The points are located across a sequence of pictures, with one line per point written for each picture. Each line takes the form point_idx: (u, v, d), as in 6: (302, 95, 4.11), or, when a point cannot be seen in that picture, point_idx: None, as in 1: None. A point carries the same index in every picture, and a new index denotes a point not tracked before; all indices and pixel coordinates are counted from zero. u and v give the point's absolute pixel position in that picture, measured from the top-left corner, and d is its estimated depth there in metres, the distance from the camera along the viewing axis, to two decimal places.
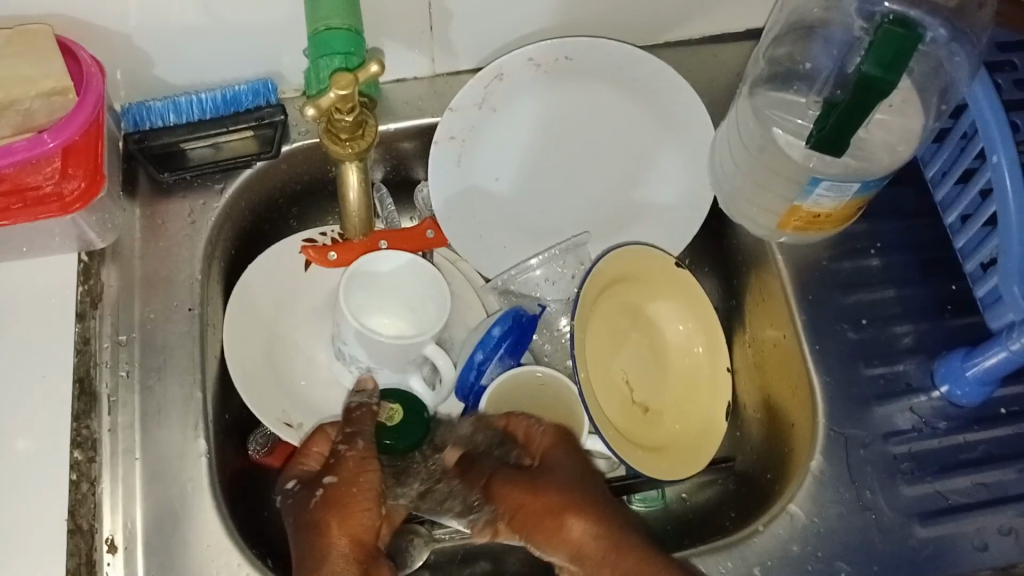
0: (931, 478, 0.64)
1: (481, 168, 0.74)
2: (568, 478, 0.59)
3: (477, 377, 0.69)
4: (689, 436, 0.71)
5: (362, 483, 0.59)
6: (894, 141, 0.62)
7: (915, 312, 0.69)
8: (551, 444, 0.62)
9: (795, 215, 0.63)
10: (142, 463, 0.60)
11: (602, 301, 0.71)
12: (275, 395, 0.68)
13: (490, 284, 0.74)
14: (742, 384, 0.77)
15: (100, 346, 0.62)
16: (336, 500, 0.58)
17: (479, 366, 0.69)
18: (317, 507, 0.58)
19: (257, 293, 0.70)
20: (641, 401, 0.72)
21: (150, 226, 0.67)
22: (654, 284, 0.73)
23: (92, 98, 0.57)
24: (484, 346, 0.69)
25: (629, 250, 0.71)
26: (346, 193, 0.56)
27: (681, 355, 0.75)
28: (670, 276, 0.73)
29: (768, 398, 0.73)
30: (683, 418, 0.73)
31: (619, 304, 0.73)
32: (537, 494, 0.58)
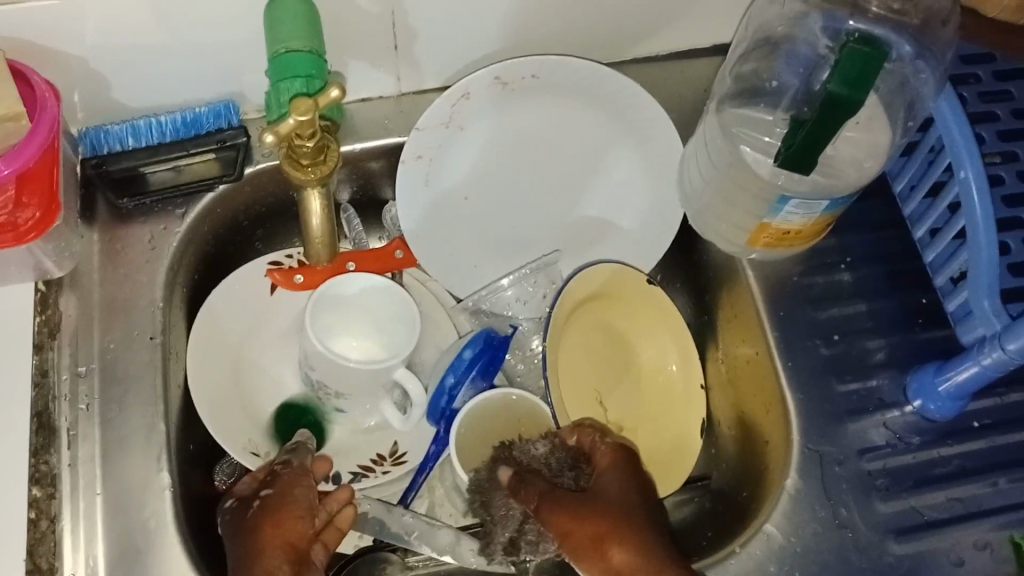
0: (906, 494, 0.64)
1: (449, 187, 0.73)
2: (618, 502, 0.58)
3: (448, 402, 0.69)
4: (664, 454, 0.71)
5: (297, 498, 0.59)
6: (859, 157, 0.61)
7: (886, 326, 0.69)
8: (609, 464, 0.61)
9: (765, 231, 0.63)
10: (103, 498, 0.58)
11: (572, 319, 0.71)
12: (241, 423, 0.66)
13: (461, 304, 0.74)
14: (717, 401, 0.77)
15: (58, 378, 0.60)
16: (276, 510, 0.58)
17: (450, 391, 0.69)
18: (255, 514, 0.58)
19: (222, 319, 0.69)
20: (615, 420, 0.72)
21: (109, 252, 0.65)
22: (626, 301, 0.73)
23: (46, 123, 0.55)
24: (455, 369, 0.69)
25: (601, 268, 0.70)
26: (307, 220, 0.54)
27: (654, 373, 0.74)
28: (645, 295, 0.72)
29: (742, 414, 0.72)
30: (658, 436, 0.72)
31: (590, 322, 0.72)
32: (583, 518, 0.56)
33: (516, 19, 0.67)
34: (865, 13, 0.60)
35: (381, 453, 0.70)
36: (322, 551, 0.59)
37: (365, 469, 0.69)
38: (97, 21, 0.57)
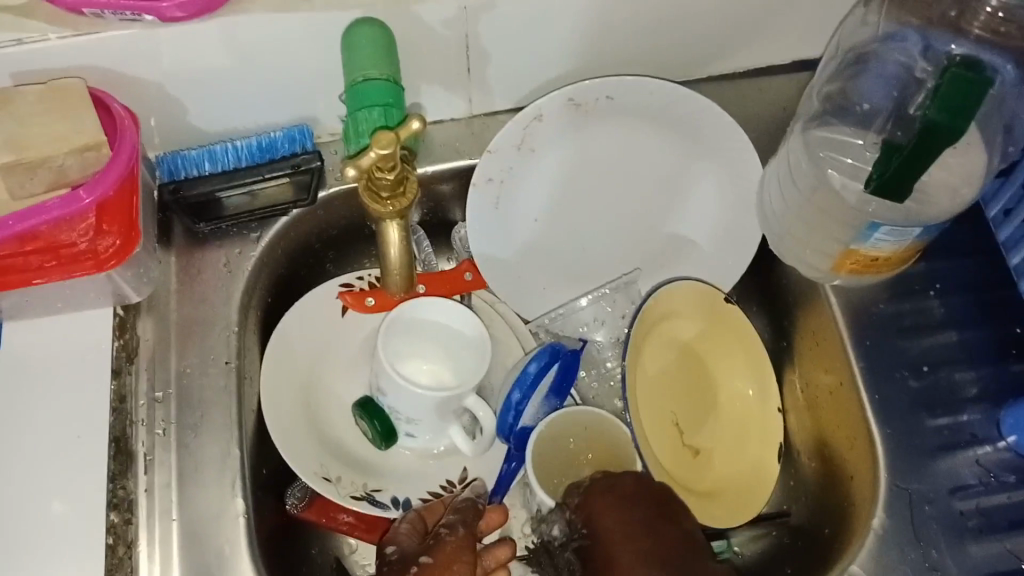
0: (1000, 536, 0.61)
1: (521, 210, 0.72)
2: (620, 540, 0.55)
3: (515, 419, 0.66)
4: (742, 481, 0.68)
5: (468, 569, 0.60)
6: (954, 183, 0.59)
7: (978, 357, 0.66)
8: (606, 512, 0.57)
9: (851, 257, 0.60)
10: (178, 523, 0.58)
11: (647, 340, 0.69)
12: (313, 448, 0.66)
13: (531, 323, 0.75)
14: (793, 428, 0.74)
15: (135, 404, 0.60)
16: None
17: (517, 407, 0.66)
18: None
19: (295, 341, 0.69)
20: (690, 442, 0.70)
21: (185, 276, 0.65)
22: (697, 320, 0.71)
23: (127, 152, 0.55)
24: (521, 385, 0.66)
25: (671, 288, 0.69)
26: (386, 250, 0.54)
27: (729, 397, 0.71)
28: (721, 315, 0.70)
29: (823, 442, 0.70)
30: (735, 460, 0.69)
31: (664, 342, 0.70)
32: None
33: (591, 40, 0.65)
34: (967, 36, 0.57)
35: (450, 480, 0.68)
36: None
37: (435, 495, 0.67)
38: (176, 49, 0.57)
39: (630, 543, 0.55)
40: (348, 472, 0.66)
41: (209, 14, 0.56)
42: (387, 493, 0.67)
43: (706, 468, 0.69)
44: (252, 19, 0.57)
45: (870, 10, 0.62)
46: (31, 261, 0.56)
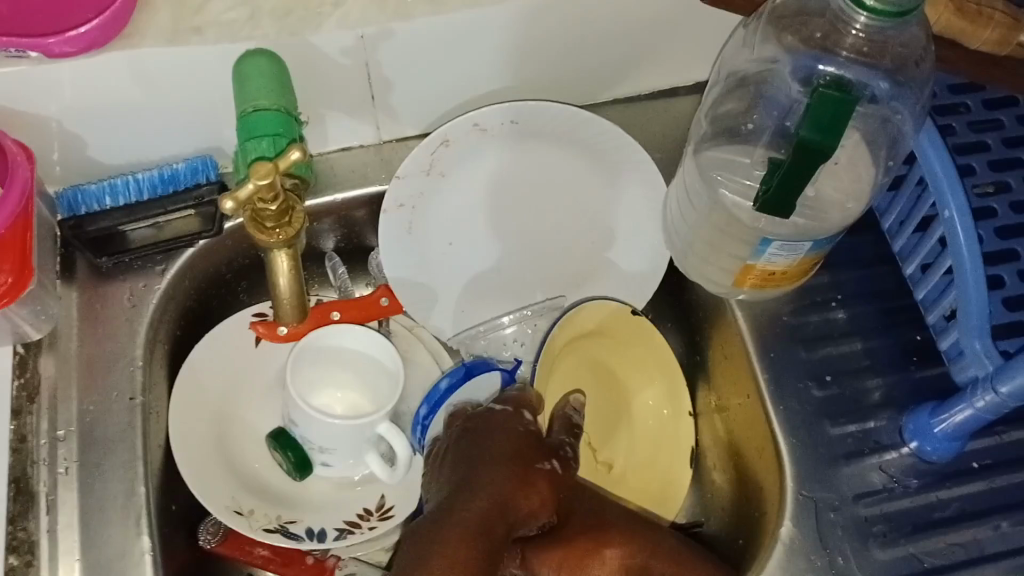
0: (905, 540, 0.62)
1: (434, 232, 0.73)
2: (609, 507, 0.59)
3: (422, 434, 0.64)
4: (656, 488, 0.71)
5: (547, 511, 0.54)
6: (840, 199, 0.61)
7: (882, 364, 0.67)
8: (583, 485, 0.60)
9: (749, 274, 0.62)
10: (81, 564, 0.57)
11: (562, 359, 0.69)
12: (225, 481, 0.65)
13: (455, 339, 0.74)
14: (704, 430, 0.75)
15: (36, 443, 0.59)
16: (520, 485, 0.54)
17: (422, 421, 0.64)
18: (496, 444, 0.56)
19: (204, 376, 0.68)
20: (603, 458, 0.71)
21: (88, 311, 0.64)
22: (617, 340, 0.71)
23: (18, 187, 0.56)
24: (428, 399, 0.64)
25: (584, 307, 0.68)
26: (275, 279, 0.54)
27: (643, 406, 0.73)
28: (639, 337, 0.71)
29: (733, 442, 0.71)
30: (647, 468, 0.71)
31: (582, 357, 0.70)
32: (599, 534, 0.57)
33: (493, 64, 0.66)
34: (835, 56, 0.58)
35: (367, 508, 0.67)
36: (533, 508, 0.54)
37: (351, 524, 0.66)
38: (69, 84, 0.57)
39: (615, 520, 0.58)
40: (260, 504, 0.66)
41: (98, 48, 0.56)
42: (302, 524, 0.66)
43: (621, 481, 0.71)
44: (145, 54, 0.57)
45: (747, 32, 0.63)
46: None
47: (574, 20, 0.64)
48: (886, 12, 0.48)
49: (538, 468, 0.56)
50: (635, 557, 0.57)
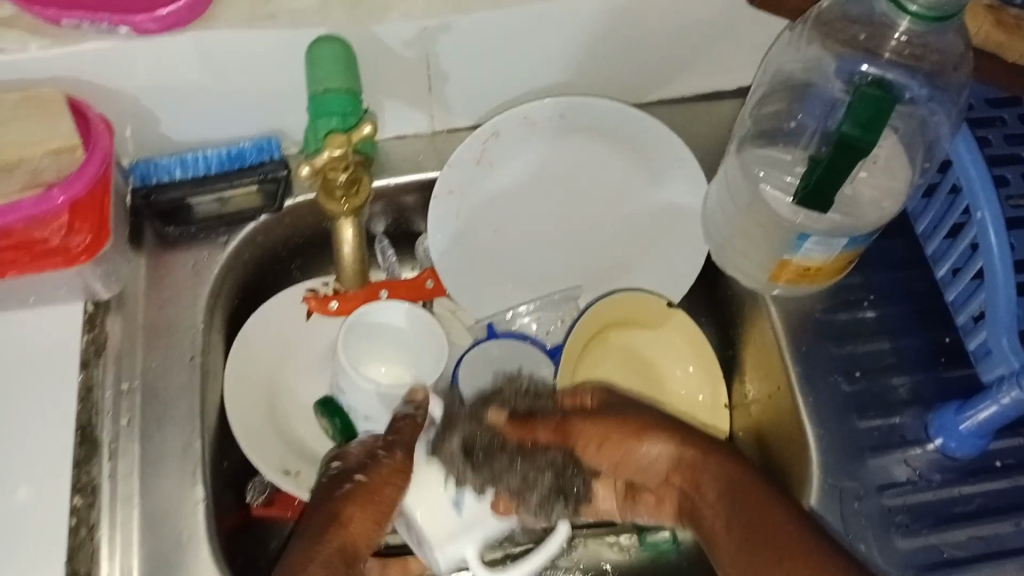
0: (927, 531, 0.64)
1: (481, 221, 0.75)
2: (635, 410, 0.60)
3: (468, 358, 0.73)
4: None
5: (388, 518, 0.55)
6: (880, 196, 0.63)
7: (909, 363, 0.69)
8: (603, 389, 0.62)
9: (785, 268, 0.64)
10: (140, 510, 0.60)
11: (593, 344, 0.74)
12: (276, 444, 0.69)
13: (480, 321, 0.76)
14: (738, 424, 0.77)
15: (102, 395, 0.62)
16: (332, 528, 0.54)
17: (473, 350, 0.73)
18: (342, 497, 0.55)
19: (258, 346, 0.72)
20: None
21: (153, 276, 0.68)
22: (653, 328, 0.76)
23: (100, 153, 0.59)
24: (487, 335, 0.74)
25: (613, 298, 0.73)
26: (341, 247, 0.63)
27: (677, 396, 0.76)
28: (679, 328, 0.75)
29: (764, 436, 0.73)
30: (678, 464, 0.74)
31: (612, 346, 0.75)
32: (623, 425, 0.59)
33: (546, 59, 0.69)
34: (878, 58, 0.61)
35: None
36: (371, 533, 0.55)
37: None
38: (151, 60, 0.61)
39: (635, 411, 0.60)
40: (308, 468, 0.69)
41: (179, 28, 0.59)
42: None
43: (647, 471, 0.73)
44: (222, 34, 0.60)
45: (796, 34, 0.65)
46: (4, 256, 0.58)
47: (627, 21, 0.67)
48: (926, 16, 0.50)
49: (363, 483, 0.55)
50: (686, 453, 0.59)
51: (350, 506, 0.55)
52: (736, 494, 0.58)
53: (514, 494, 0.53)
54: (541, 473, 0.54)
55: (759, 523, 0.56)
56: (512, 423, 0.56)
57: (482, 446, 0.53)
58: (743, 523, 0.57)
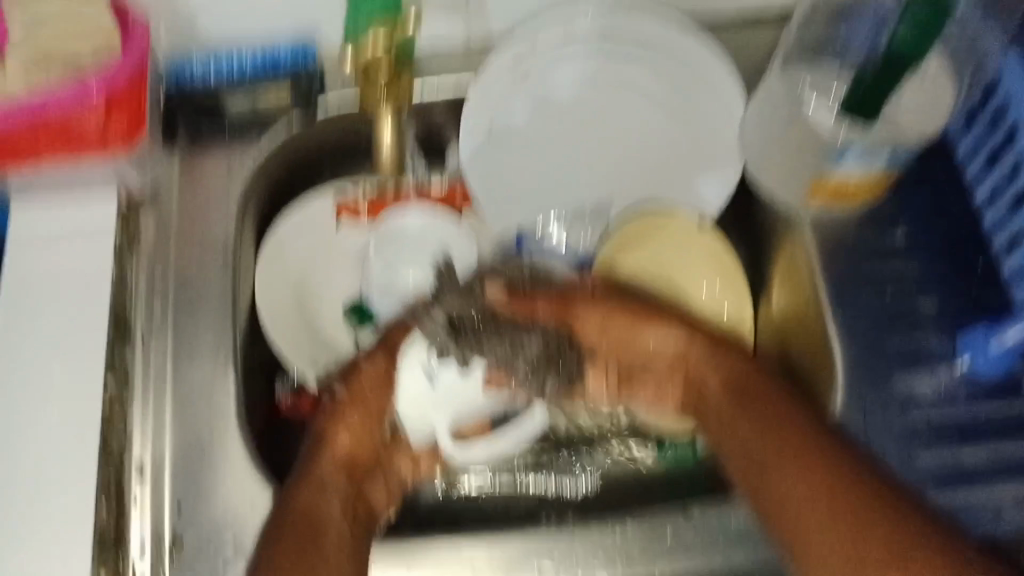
0: (949, 446, 0.64)
1: (512, 133, 0.74)
2: (648, 300, 0.60)
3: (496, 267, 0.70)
4: None
5: (372, 425, 0.58)
6: (920, 112, 0.62)
7: (938, 284, 0.69)
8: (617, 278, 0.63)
9: (823, 185, 0.64)
10: (172, 395, 0.62)
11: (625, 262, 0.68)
12: (304, 343, 0.69)
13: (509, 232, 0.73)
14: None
15: (136, 286, 0.63)
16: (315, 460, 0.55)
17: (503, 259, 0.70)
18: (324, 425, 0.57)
19: (286, 247, 0.71)
20: None
21: (186, 174, 0.69)
22: (682, 244, 0.69)
23: (137, 50, 0.59)
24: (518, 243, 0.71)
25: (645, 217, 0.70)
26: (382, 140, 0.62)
27: None
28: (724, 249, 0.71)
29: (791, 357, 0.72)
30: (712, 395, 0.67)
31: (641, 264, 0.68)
32: (631, 310, 0.59)
33: None
34: None
35: None
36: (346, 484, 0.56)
37: None
38: None
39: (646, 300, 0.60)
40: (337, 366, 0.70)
41: None
42: None
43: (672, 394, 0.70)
44: None
45: None
46: (40, 140, 0.58)
47: None
48: None
49: (337, 403, 0.58)
50: (692, 350, 0.58)
51: (334, 424, 0.57)
52: (745, 390, 0.55)
53: (501, 365, 0.60)
54: (525, 348, 0.60)
55: (762, 413, 0.54)
56: (512, 298, 0.59)
57: (482, 320, 0.59)
58: (753, 408, 0.54)
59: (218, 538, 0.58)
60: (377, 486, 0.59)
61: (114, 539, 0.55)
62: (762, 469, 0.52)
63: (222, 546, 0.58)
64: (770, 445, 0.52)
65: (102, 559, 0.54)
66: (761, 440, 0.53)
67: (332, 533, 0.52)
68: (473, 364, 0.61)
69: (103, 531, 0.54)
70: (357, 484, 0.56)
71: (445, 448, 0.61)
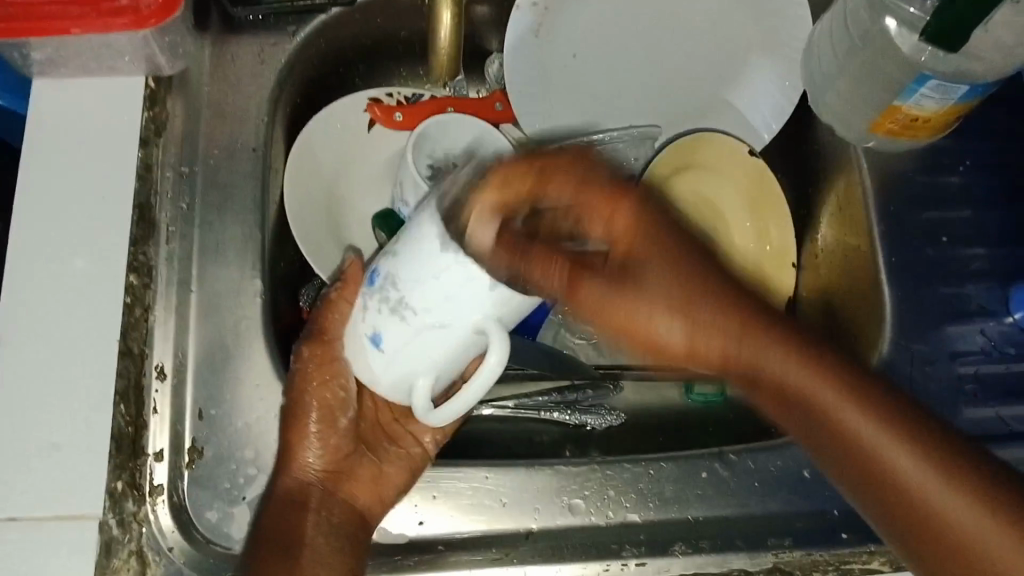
0: (994, 403, 0.62)
1: (561, 42, 0.71)
2: (664, 269, 0.45)
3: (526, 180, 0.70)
4: None
5: (334, 428, 0.55)
6: (1005, 42, 0.58)
7: (993, 235, 0.65)
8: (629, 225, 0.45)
9: (892, 116, 0.61)
10: (197, 295, 0.58)
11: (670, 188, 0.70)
12: (332, 251, 0.67)
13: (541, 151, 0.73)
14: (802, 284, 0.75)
15: (162, 175, 0.60)
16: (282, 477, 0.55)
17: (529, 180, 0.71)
18: (281, 439, 0.55)
19: (318, 149, 0.68)
20: None
21: (218, 59, 0.64)
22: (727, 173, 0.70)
23: None
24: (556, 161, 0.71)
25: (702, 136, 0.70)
26: (438, 28, 0.62)
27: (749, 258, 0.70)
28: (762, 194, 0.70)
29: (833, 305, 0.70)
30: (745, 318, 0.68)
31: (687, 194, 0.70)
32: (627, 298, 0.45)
33: None
34: None
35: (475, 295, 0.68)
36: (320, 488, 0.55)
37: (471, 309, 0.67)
38: None
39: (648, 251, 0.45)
40: None
41: None
42: None
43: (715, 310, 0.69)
44: None
45: None
46: (69, 11, 0.55)
47: None
48: None
49: (294, 408, 0.54)
50: (715, 352, 0.46)
51: (299, 446, 0.54)
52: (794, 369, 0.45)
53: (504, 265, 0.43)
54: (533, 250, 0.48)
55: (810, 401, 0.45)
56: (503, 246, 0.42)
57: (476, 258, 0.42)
58: (783, 405, 0.47)
59: (239, 446, 0.56)
60: (360, 479, 0.57)
61: (131, 443, 0.54)
62: (846, 446, 0.46)
63: (243, 455, 0.56)
64: (854, 422, 0.45)
65: (118, 464, 0.52)
66: (827, 422, 0.45)
67: (308, 548, 0.52)
68: (402, 297, 0.43)
69: (120, 436, 0.53)
70: (331, 491, 0.56)
71: (416, 410, 0.47)
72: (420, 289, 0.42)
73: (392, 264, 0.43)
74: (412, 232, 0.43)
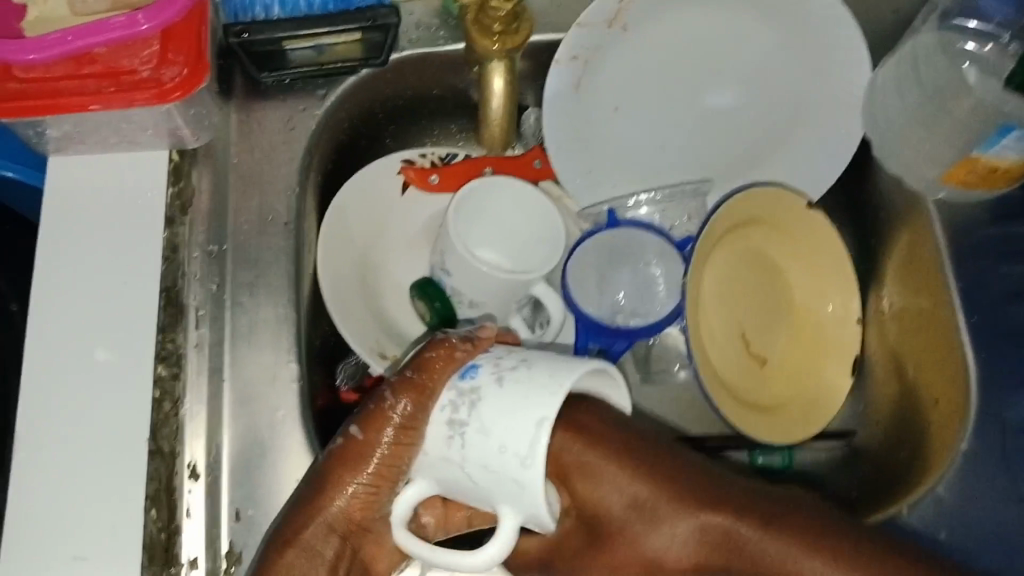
0: None
1: (601, 95, 0.65)
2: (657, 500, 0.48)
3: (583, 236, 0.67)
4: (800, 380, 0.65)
5: (391, 487, 0.46)
6: None
7: None
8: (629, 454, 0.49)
9: (967, 167, 0.58)
10: (229, 384, 0.55)
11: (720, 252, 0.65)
12: (368, 324, 0.62)
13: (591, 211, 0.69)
14: (870, 340, 0.70)
15: (189, 255, 0.56)
16: (312, 513, 0.47)
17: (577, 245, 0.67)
18: (328, 462, 0.47)
19: (352, 217, 0.64)
20: (756, 350, 0.66)
21: (243, 129, 0.61)
22: (808, 228, 0.65)
23: None
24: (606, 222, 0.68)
25: (754, 192, 0.64)
26: (490, 100, 0.60)
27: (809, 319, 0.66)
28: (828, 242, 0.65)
29: (904, 368, 0.66)
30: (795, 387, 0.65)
31: (740, 251, 0.66)
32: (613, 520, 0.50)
33: None
34: None
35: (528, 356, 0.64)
36: (334, 543, 0.47)
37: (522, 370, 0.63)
38: None
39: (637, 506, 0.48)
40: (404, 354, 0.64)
41: None
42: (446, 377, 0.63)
43: (772, 379, 0.65)
44: None
45: None
46: (88, 85, 0.51)
47: None
48: None
49: (359, 445, 0.46)
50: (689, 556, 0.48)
51: (336, 480, 0.46)
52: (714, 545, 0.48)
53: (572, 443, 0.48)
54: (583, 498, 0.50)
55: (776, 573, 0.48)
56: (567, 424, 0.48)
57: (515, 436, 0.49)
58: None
59: None
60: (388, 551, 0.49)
61: (164, 554, 0.50)
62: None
63: None
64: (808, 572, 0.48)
65: None
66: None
67: None
68: (467, 420, 0.43)
69: (151, 545, 0.49)
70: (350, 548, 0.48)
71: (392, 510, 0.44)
72: (485, 424, 0.42)
73: (486, 388, 0.43)
74: (524, 382, 0.43)
